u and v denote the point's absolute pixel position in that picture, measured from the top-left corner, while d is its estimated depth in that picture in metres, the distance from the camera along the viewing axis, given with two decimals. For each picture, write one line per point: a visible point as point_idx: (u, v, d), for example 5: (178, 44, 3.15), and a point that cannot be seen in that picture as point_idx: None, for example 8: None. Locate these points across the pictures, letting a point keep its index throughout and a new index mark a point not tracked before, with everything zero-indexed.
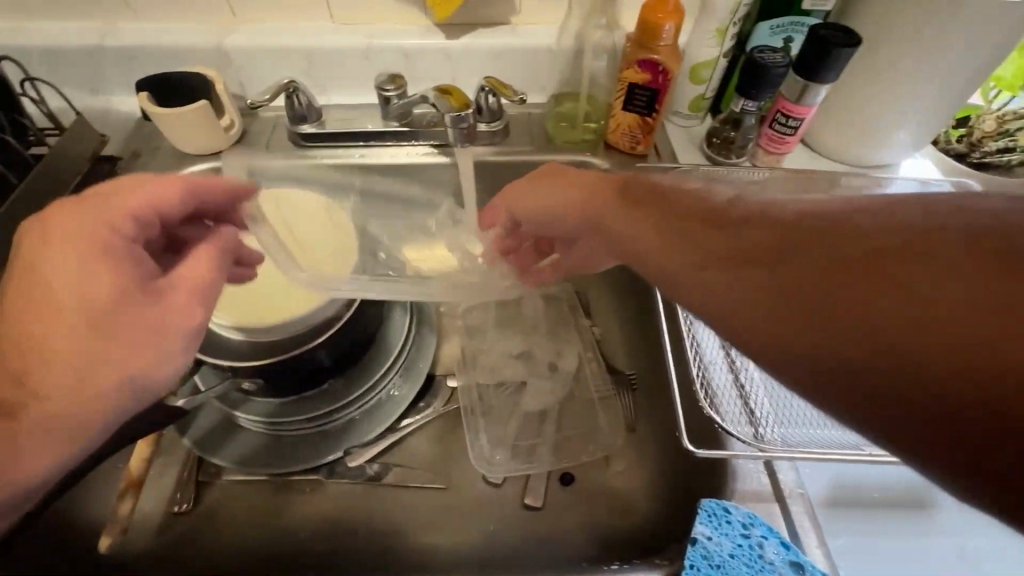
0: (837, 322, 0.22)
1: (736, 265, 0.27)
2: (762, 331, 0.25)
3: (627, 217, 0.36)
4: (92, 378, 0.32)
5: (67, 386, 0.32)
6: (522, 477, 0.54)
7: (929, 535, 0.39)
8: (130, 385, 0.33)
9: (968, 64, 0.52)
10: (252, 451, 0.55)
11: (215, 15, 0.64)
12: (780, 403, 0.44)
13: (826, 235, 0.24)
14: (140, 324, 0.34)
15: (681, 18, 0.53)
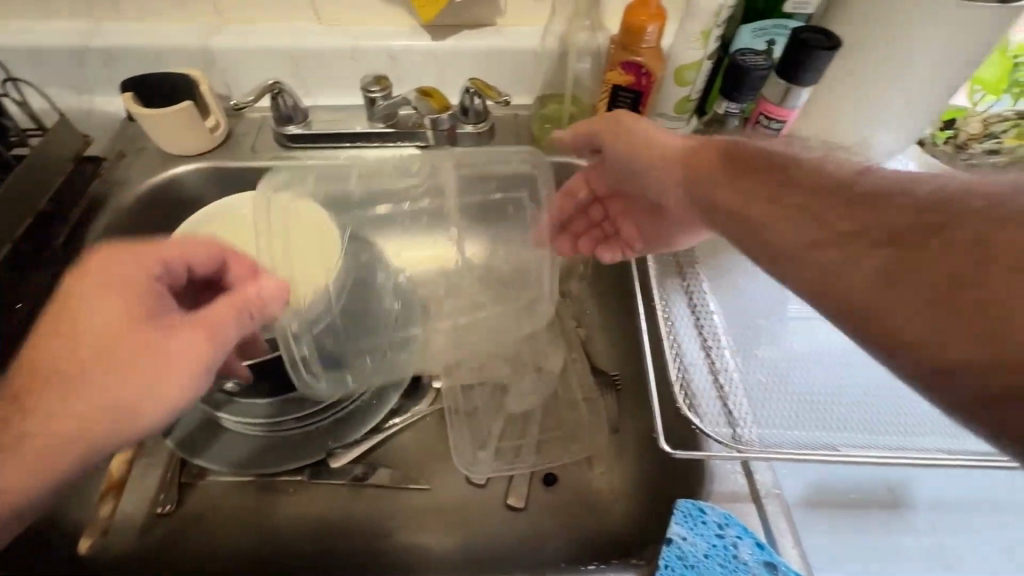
0: (973, 305, 0.24)
1: (861, 242, 0.29)
2: (888, 306, 0.27)
3: (724, 184, 0.38)
4: (86, 407, 0.35)
5: (64, 411, 0.34)
6: (505, 478, 0.54)
7: (902, 534, 0.39)
8: (116, 416, 0.35)
9: (944, 68, 0.53)
10: (239, 451, 0.55)
11: (201, 16, 0.64)
12: (759, 404, 0.45)
13: (969, 223, 0.26)
14: (143, 354, 0.36)
15: (664, 21, 0.53)
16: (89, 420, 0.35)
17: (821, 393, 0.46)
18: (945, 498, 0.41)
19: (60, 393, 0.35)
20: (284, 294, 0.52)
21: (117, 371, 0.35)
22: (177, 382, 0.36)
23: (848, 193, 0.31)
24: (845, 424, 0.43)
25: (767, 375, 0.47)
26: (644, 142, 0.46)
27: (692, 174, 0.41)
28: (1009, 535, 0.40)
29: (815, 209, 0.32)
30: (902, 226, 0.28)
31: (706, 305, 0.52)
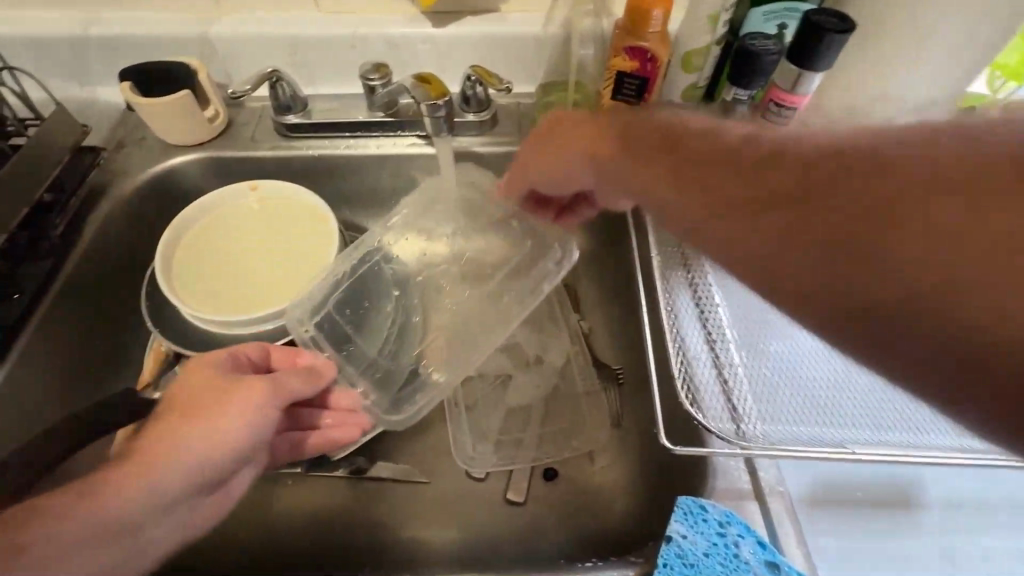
0: (857, 256, 0.25)
1: (754, 209, 0.30)
2: (789, 270, 0.28)
3: (638, 160, 0.38)
4: (204, 438, 0.39)
5: (190, 447, 0.38)
6: (504, 472, 0.54)
7: (911, 535, 0.38)
8: (227, 448, 0.40)
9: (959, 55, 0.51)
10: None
11: (200, 4, 0.64)
12: (764, 400, 0.43)
13: (847, 173, 0.26)
14: (204, 416, 0.40)
15: (670, 4, 0.52)
16: (214, 451, 0.39)
17: (830, 390, 0.44)
18: (956, 498, 0.40)
19: (129, 456, 0.37)
20: (290, 278, 0.53)
21: (175, 434, 0.38)
22: (224, 445, 0.40)
23: (738, 164, 0.32)
24: (853, 422, 0.42)
25: (774, 370, 0.46)
26: (561, 128, 0.46)
27: (603, 150, 0.42)
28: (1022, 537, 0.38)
29: (710, 186, 0.32)
30: (786, 190, 0.28)
31: (711, 297, 0.50)
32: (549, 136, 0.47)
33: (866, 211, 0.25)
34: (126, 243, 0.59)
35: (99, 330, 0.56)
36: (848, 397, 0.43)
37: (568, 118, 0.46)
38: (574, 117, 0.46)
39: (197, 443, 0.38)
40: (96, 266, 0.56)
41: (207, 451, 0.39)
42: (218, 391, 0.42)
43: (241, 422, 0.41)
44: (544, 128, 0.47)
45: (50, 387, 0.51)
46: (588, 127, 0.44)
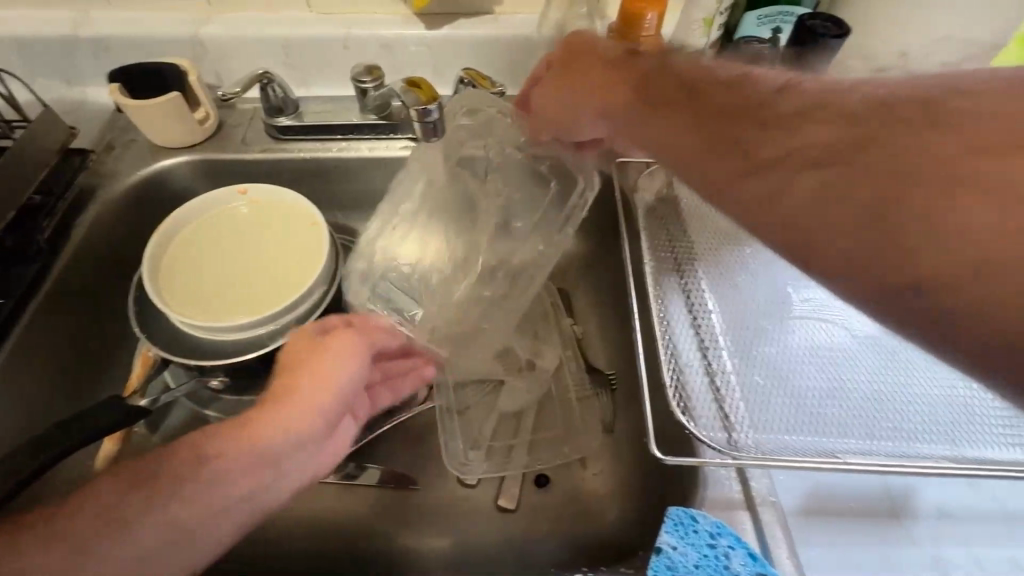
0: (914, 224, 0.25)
1: (792, 166, 0.30)
2: (823, 230, 0.28)
3: (664, 118, 0.37)
4: (312, 385, 0.40)
5: (303, 392, 0.40)
6: (496, 478, 0.53)
7: (902, 545, 0.38)
8: (334, 392, 0.41)
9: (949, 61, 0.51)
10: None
11: (190, 4, 0.63)
12: (756, 408, 0.43)
13: (899, 133, 0.26)
14: (310, 365, 0.41)
15: (663, 7, 0.51)
16: (325, 395, 0.40)
17: (823, 397, 0.44)
18: (948, 508, 0.39)
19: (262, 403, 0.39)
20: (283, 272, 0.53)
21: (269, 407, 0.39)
22: (331, 393, 0.40)
23: (781, 119, 0.31)
24: (845, 430, 0.42)
25: (765, 377, 0.45)
26: (582, 65, 0.46)
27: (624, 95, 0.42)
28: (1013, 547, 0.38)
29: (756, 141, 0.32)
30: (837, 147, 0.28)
31: (704, 304, 0.50)
32: (569, 71, 0.47)
33: (909, 174, 0.25)
34: (114, 246, 0.59)
35: (87, 335, 0.56)
36: (840, 405, 0.43)
37: (587, 54, 0.46)
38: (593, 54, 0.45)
39: (309, 388, 0.40)
40: (84, 270, 0.55)
41: (320, 394, 0.40)
42: (315, 347, 0.43)
43: (340, 370, 0.42)
44: (562, 62, 0.48)
45: (36, 393, 0.51)
46: (614, 67, 0.43)
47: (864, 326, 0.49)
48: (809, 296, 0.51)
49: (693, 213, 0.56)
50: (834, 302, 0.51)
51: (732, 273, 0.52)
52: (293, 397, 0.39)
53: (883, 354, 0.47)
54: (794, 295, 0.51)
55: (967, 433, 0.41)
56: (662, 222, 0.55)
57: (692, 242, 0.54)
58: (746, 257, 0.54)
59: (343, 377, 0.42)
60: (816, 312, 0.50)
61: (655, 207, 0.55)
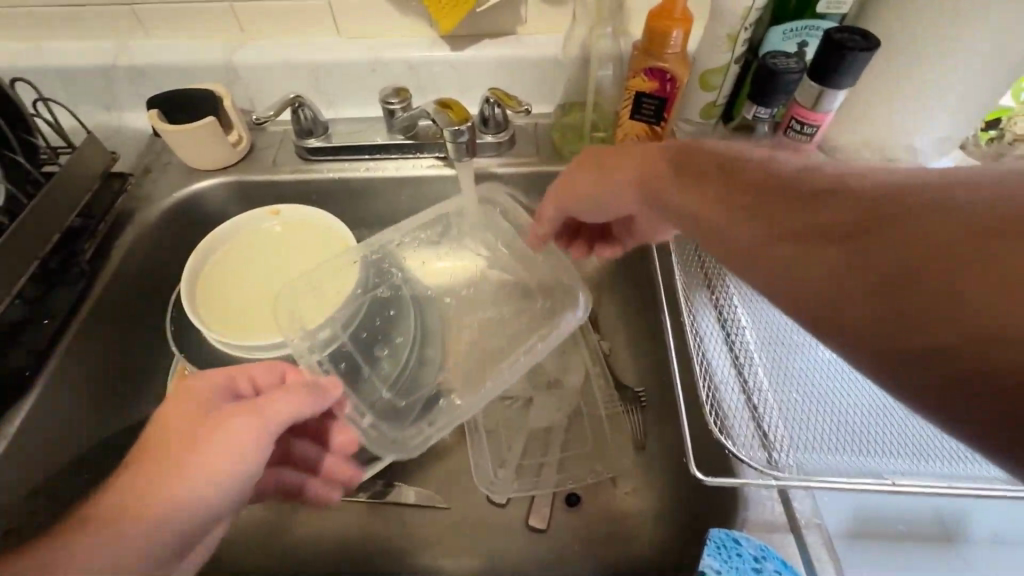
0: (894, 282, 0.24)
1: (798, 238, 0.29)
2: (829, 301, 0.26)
3: (697, 185, 0.36)
4: (195, 463, 0.37)
5: (186, 470, 0.36)
6: (526, 497, 0.53)
7: (957, 571, 0.36)
8: (213, 475, 0.37)
9: (976, 83, 0.52)
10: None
11: (225, 32, 0.66)
12: (796, 428, 0.42)
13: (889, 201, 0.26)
14: (198, 445, 0.37)
15: (690, 25, 0.51)
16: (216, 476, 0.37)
17: (862, 416, 0.43)
18: (1005, 533, 0.38)
19: (133, 476, 0.36)
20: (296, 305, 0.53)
21: (196, 458, 0.37)
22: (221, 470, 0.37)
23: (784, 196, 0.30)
24: (889, 450, 0.40)
25: (803, 396, 0.44)
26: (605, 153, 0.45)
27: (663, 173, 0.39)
28: None
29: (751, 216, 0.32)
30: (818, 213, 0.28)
31: (736, 318, 0.49)
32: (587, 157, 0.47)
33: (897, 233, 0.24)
34: (150, 266, 0.60)
35: (123, 353, 0.57)
36: (877, 424, 0.42)
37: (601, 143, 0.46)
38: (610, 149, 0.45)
39: (197, 465, 0.37)
40: (121, 290, 0.57)
41: (210, 478, 0.37)
42: (201, 422, 0.39)
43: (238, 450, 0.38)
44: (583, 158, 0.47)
45: (80, 411, 0.52)
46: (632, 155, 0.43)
47: None
48: None
49: None
50: None
51: None
52: (170, 472, 0.36)
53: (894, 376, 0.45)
54: None
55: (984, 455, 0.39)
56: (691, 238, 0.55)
57: None
58: None
59: (232, 455, 0.38)
60: None
61: None
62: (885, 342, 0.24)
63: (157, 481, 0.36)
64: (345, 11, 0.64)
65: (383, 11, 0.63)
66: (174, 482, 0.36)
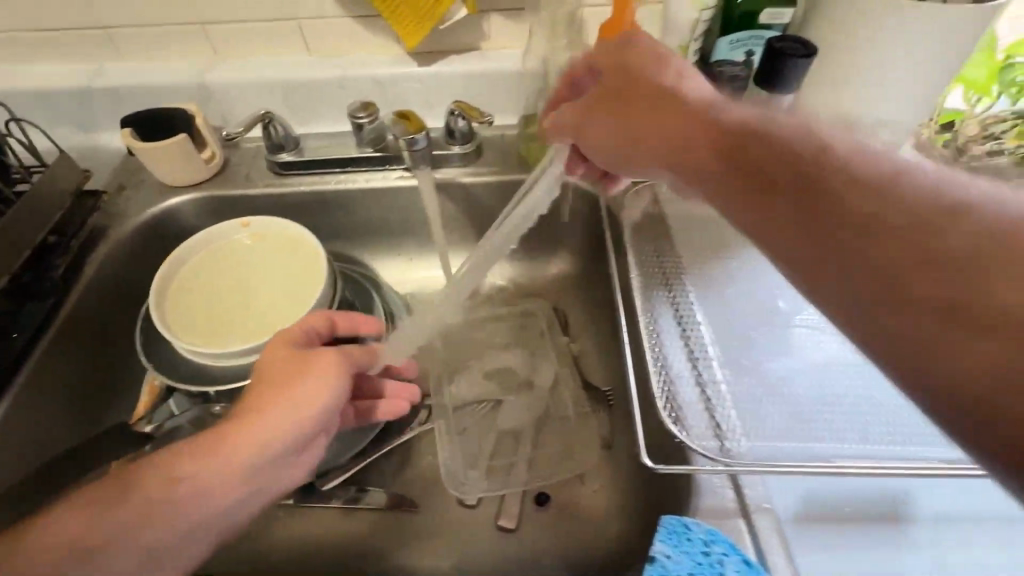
0: (930, 309, 0.24)
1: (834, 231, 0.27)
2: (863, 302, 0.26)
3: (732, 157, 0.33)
4: (297, 394, 0.40)
5: (289, 402, 0.40)
6: (497, 497, 0.54)
7: (901, 550, 0.37)
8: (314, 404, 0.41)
9: (912, 84, 0.55)
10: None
11: (199, 53, 0.68)
12: (747, 416, 0.44)
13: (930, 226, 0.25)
14: (296, 380, 0.41)
15: (638, 36, 0.54)
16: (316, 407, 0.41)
17: (813, 405, 0.44)
18: (946, 511, 0.39)
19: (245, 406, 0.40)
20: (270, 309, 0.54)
21: (297, 389, 0.41)
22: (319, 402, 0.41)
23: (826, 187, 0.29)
24: (837, 435, 0.42)
25: (756, 386, 0.46)
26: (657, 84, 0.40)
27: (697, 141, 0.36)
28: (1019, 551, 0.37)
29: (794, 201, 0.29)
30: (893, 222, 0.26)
31: (692, 315, 0.51)
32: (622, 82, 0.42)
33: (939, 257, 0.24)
34: (122, 281, 0.61)
35: (94, 368, 0.57)
36: (828, 411, 0.44)
37: (653, 62, 0.42)
38: (648, 84, 0.41)
39: (297, 399, 0.40)
40: (93, 304, 0.57)
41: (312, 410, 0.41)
42: (292, 361, 0.42)
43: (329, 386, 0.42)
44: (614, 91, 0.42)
45: (48, 425, 0.52)
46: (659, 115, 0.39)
47: None
48: (804, 307, 0.52)
49: (681, 226, 0.57)
50: None
51: (718, 283, 0.54)
52: (277, 402, 0.40)
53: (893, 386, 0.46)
54: (785, 305, 0.52)
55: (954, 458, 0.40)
56: (649, 239, 0.56)
57: (679, 256, 0.55)
58: (734, 266, 0.55)
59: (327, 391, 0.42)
60: (807, 322, 0.51)
61: (642, 223, 0.57)
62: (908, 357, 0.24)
63: (268, 409, 0.39)
64: (315, 31, 0.66)
65: (351, 30, 0.66)
66: (282, 411, 0.39)
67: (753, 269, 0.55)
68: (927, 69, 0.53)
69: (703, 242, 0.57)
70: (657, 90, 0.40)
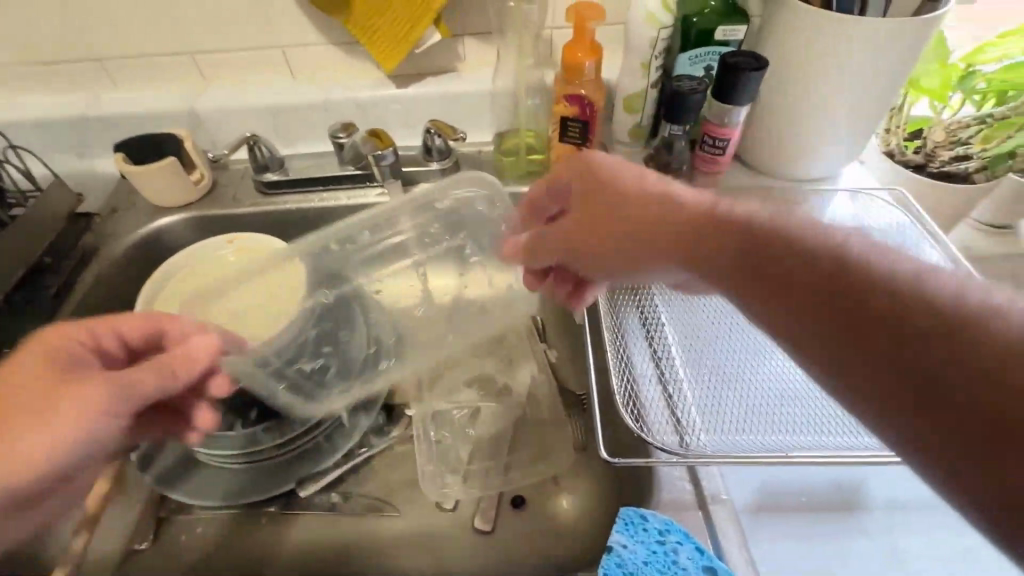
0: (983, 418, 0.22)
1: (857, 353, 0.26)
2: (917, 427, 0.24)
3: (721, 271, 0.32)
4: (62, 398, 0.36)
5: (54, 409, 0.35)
6: (475, 500, 0.55)
7: (855, 536, 0.39)
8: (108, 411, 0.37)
9: (864, 91, 0.57)
10: (206, 476, 0.56)
11: (189, 81, 0.71)
12: (709, 412, 0.45)
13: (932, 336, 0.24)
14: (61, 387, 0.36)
15: (599, 54, 0.58)
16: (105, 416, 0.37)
17: (775, 401, 0.46)
18: (899, 498, 0.40)
19: None
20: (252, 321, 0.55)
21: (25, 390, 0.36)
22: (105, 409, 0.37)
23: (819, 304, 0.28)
24: (795, 428, 0.43)
25: (720, 383, 0.47)
26: (645, 203, 0.36)
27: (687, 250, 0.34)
28: (970, 534, 0.39)
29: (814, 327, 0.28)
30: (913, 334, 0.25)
31: (658, 318, 0.53)
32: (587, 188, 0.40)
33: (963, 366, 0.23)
34: (113, 299, 0.63)
35: None
36: (789, 407, 0.45)
37: (614, 160, 0.40)
38: (619, 184, 0.38)
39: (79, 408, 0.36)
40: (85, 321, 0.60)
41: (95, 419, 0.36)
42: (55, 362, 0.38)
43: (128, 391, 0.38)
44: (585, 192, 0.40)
45: None
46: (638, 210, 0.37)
47: None
48: None
49: None
50: None
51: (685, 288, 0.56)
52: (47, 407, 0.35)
53: None
54: None
55: None
56: None
57: None
58: None
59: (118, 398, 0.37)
60: None
61: None
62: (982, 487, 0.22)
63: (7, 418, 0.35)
64: (298, 58, 0.70)
65: (333, 57, 0.70)
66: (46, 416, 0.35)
67: None
68: (877, 77, 0.56)
69: None
70: (633, 189, 0.37)
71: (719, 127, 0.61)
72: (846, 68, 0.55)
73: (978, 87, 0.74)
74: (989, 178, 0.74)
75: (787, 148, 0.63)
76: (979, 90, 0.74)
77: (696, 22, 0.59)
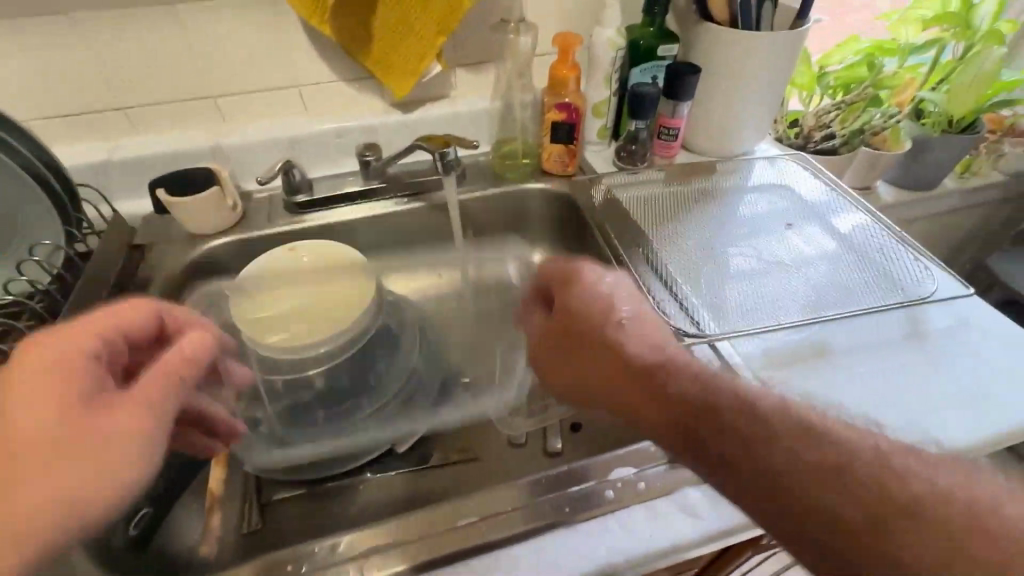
0: (787, 482, 0.37)
1: (713, 436, 0.40)
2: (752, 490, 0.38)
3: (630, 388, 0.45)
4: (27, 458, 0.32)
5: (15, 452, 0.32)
6: (541, 432, 0.63)
7: (826, 370, 0.58)
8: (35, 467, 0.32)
9: (768, 80, 0.78)
10: (286, 469, 0.59)
11: (209, 123, 0.79)
12: (715, 313, 0.62)
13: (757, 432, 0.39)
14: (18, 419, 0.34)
15: (578, 72, 0.75)
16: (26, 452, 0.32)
17: (757, 301, 0.64)
18: (846, 346, 0.61)
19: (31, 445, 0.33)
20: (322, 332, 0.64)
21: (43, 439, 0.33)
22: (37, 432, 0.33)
23: (687, 415, 0.42)
24: (774, 313, 0.62)
25: (716, 297, 0.65)
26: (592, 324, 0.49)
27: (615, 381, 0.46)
28: (891, 357, 0.60)
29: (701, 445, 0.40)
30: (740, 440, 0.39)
31: (659, 259, 0.69)
32: (575, 320, 0.50)
33: (769, 446, 0.38)
34: None
35: None
36: (767, 304, 0.64)
37: (591, 293, 0.51)
38: (578, 325, 0.50)
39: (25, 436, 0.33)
40: None
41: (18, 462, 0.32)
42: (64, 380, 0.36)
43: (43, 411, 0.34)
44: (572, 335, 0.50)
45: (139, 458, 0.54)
46: (592, 351, 0.49)
47: (769, 255, 0.70)
48: (737, 245, 0.72)
49: (631, 204, 0.76)
50: (753, 242, 0.72)
51: (673, 237, 0.73)
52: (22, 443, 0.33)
53: (823, 291, 0.65)
54: (723, 245, 0.72)
55: (861, 329, 0.63)
56: (612, 215, 0.74)
57: (637, 222, 0.74)
58: (682, 225, 0.75)
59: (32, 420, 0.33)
60: (740, 252, 0.71)
61: (602, 207, 0.76)
62: (788, 519, 0.36)
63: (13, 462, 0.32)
64: (313, 97, 0.80)
65: (345, 92, 0.81)
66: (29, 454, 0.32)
67: (696, 226, 0.75)
68: (778, 67, 0.76)
69: (654, 212, 0.76)
70: (615, 351, 0.47)
71: (672, 115, 0.80)
72: (757, 62, 0.75)
73: (831, 84, 1.00)
74: (851, 150, 0.97)
75: (718, 131, 0.84)
76: (832, 85, 1.00)
77: (642, 43, 0.78)
